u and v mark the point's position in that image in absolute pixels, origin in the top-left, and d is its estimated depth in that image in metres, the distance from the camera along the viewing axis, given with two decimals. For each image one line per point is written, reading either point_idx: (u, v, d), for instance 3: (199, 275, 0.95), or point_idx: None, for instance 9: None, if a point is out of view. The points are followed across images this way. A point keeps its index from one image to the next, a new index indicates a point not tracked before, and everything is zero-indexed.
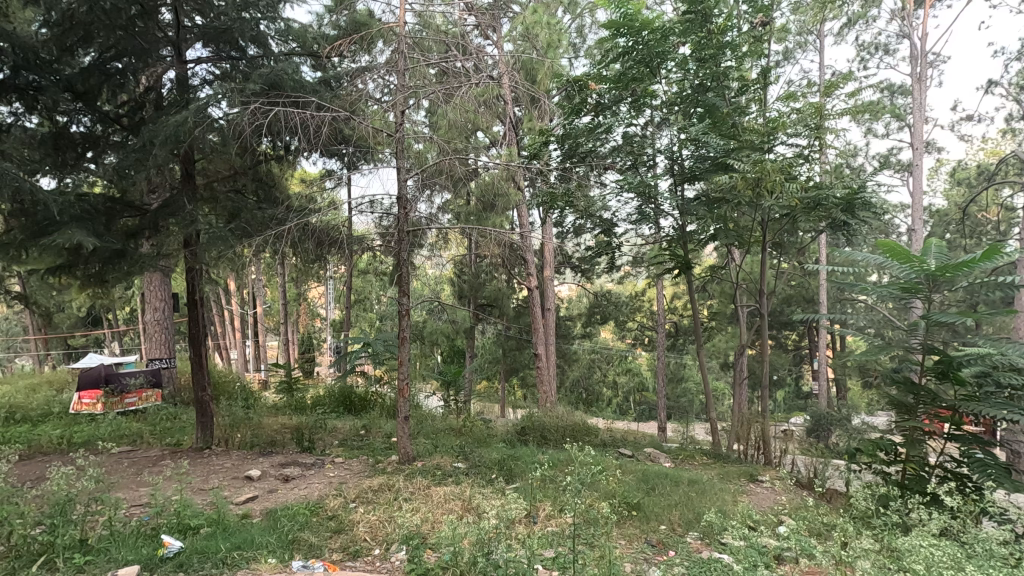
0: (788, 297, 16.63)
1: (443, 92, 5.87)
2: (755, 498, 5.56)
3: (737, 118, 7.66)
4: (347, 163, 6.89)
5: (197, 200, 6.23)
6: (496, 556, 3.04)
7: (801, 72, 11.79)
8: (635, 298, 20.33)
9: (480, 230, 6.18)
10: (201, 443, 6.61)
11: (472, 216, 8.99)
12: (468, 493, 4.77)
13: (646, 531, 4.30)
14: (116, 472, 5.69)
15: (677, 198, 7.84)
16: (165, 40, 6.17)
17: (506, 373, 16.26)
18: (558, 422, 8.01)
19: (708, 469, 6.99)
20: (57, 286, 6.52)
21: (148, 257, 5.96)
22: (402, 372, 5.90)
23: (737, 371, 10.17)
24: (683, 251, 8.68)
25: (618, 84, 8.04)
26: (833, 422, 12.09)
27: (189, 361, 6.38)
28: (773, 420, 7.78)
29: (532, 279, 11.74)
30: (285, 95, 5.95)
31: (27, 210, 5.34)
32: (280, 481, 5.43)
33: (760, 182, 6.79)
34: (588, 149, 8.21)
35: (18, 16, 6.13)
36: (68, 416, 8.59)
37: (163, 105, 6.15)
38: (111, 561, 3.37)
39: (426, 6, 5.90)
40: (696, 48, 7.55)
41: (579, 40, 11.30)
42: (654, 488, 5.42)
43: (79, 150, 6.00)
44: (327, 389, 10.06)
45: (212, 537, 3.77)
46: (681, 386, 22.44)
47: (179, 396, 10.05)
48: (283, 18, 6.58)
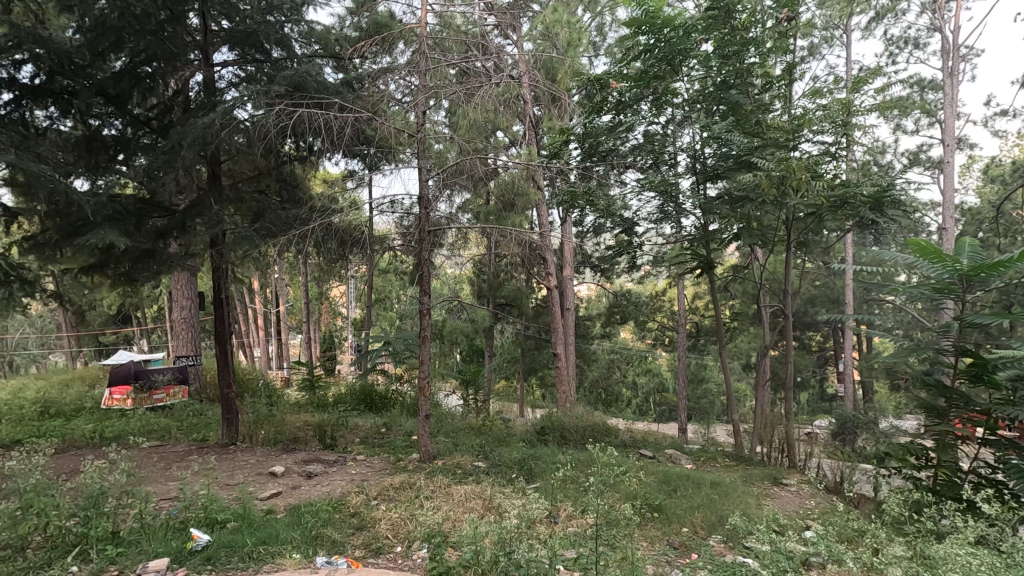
0: (812, 298, 16.35)
1: (464, 92, 5.92)
2: (779, 502, 5.46)
3: (761, 115, 7.54)
4: (370, 163, 6.96)
5: (223, 201, 6.36)
6: (518, 556, 3.04)
7: (826, 68, 11.56)
8: (655, 299, 20.19)
9: (499, 229, 6.19)
10: (226, 440, 6.73)
11: (492, 216, 9.01)
12: (489, 493, 4.76)
13: (667, 533, 4.25)
14: (147, 466, 5.84)
15: (699, 198, 7.79)
16: (193, 44, 6.32)
17: (524, 372, 16.25)
18: (577, 422, 7.99)
19: (730, 471, 6.90)
20: (90, 286, 6.68)
21: (176, 257, 6.10)
22: (423, 371, 5.93)
23: (761, 373, 10.01)
24: (706, 251, 8.61)
25: (639, 82, 7.97)
26: (859, 426, 11.81)
27: (215, 358, 6.51)
28: (797, 422, 7.66)
29: (551, 279, 11.72)
30: (308, 96, 6.05)
31: (62, 210, 5.48)
32: (303, 478, 5.50)
33: (784, 182, 6.68)
34: (609, 148, 8.19)
35: (52, 22, 6.30)
36: (99, 410, 8.83)
37: (190, 107, 6.30)
38: (142, 553, 3.47)
39: (446, 7, 5.93)
40: (719, 45, 7.49)
41: (599, 38, 11.21)
42: (675, 490, 5.36)
43: (111, 152, 6.21)
44: (349, 387, 10.20)
45: (239, 532, 3.83)
46: (701, 387, 22.26)
47: (205, 392, 10.25)
48: (307, 21, 6.69)
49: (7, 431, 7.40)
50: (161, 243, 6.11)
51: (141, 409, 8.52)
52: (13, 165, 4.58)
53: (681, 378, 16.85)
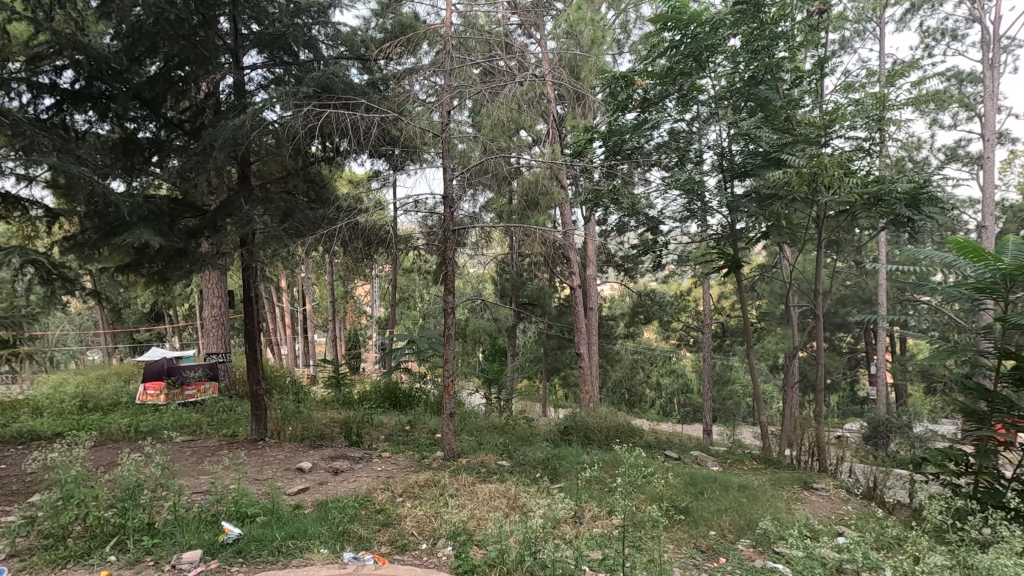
0: (843, 298, 15.96)
1: (488, 91, 5.91)
2: (810, 507, 5.34)
3: (791, 112, 7.36)
4: (395, 164, 7.01)
5: (253, 201, 6.48)
6: (543, 555, 3.02)
7: (859, 62, 11.26)
8: (680, 298, 19.97)
9: (523, 228, 6.17)
10: (255, 435, 6.86)
11: (515, 215, 9.00)
12: (514, 492, 4.76)
13: (694, 536, 4.18)
14: (180, 460, 6.00)
15: (725, 195, 7.69)
16: (224, 47, 6.42)
17: (547, 372, 16.24)
18: (602, 422, 7.93)
19: (758, 474, 6.78)
20: (126, 284, 6.89)
21: (207, 256, 6.24)
22: (447, 369, 5.94)
23: (789, 375, 9.80)
24: (733, 250, 8.47)
25: (664, 80, 7.92)
26: (893, 430, 11.42)
27: (244, 356, 6.64)
28: (827, 425, 7.49)
29: (575, 278, 11.65)
30: (335, 97, 6.14)
31: (100, 210, 5.66)
32: (329, 474, 5.57)
33: (816, 179, 6.50)
34: (634, 146, 8.14)
35: (91, 29, 6.48)
36: (134, 405, 9.11)
37: (221, 110, 6.41)
38: (177, 544, 3.57)
39: (469, 6, 5.95)
40: (747, 40, 7.33)
41: (623, 36, 11.12)
42: (703, 492, 5.29)
43: (145, 155, 6.39)
44: (373, 385, 10.31)
45: (268, 526, 3.89)
46: (727, 388, 21.97)
47: (234, 389, 10.47)
48: (333, 23, 6.74)
49: (48, 424, 7.69)
50: (193, 243, 6.26)
51: (173, 404, 8.75)
52: (56, 168, 4.74)
53: (707, 379, 16.62)
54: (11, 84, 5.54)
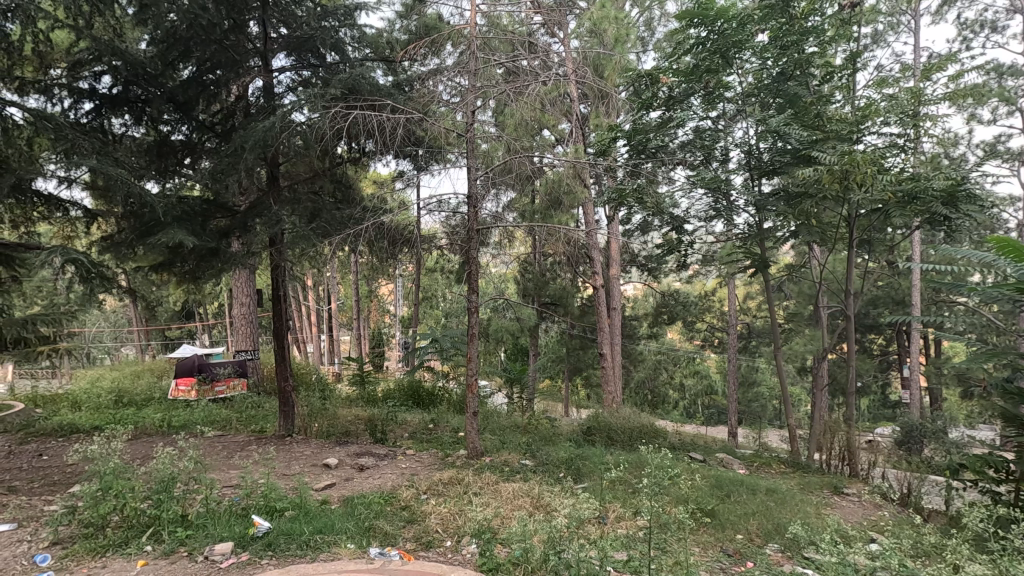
0: (875, 299, 15.53)
1: (512, 91, 5.92)
2: (841, 512, 5.24)
3: (822, 108, 7.20)
4: (419, 164, 7.06)
5: (282, 202, 6.61)
6: (568, 555, 2.99)
7: (892, 57, 10.96)
8: (704, 299, 19.76)
9: (546, 228, 6.15)
10: (283, 431, 6.99)
11: (538, 215, 9.00)
12: (537, 491, 4.77)
13: (721, 540, 4.12)
14: (212, 454, 6.16)
15: (752, 194, 7.60)
16: (254, 51, 6.56)
17: (570, 372, 16.20)
18: (625, 422, 7.88)
19: (786, 478, 6.66)
20: (159, 283, 7.08)
21: (238, 256, 6.38)
22: (471, 368, 5.96)
23: (818, 377, 9.61)
24: (760, 249, 8.34)
25: (690, 78, 7.86)
26: (927, 435, 11.07)
27: (273, 353, 6.77)
28: (858, 428, 7.31)
29: (598, 278, 11.58)
30: (362, 98, 6.21)
31: (136, 211, 5.83)
32: (355, 470, 5.66)
33: (847, 177, 6.33)
34: (658, 145, 8.08)
35: (128, 35, 6.69)
36: (166, 401, 9.37)
37: (251, 112, 6.55)
38: (209, 537, 3.66)
39: (493, 6, 5.97)
40: (775, 36, 7.20)
41: (647, 33, 11.03)
42: (729, 495, 5.22)
43: (179, 157, 6.56)
44: (397, 383, 10.42)
45: (296, 520, 3.95)
46: (752, 390, 21.63)
47: (262, 385, 10.67)
48: (359, 25, 6.82)
49: (86, 417, 7.96)
50: (225, 242, 6.41)
51: (204, 400, 8.97)
52: (95, 170, 4.88)
53: (732, 380, 16.37)
54: (54, 90, 5.82)
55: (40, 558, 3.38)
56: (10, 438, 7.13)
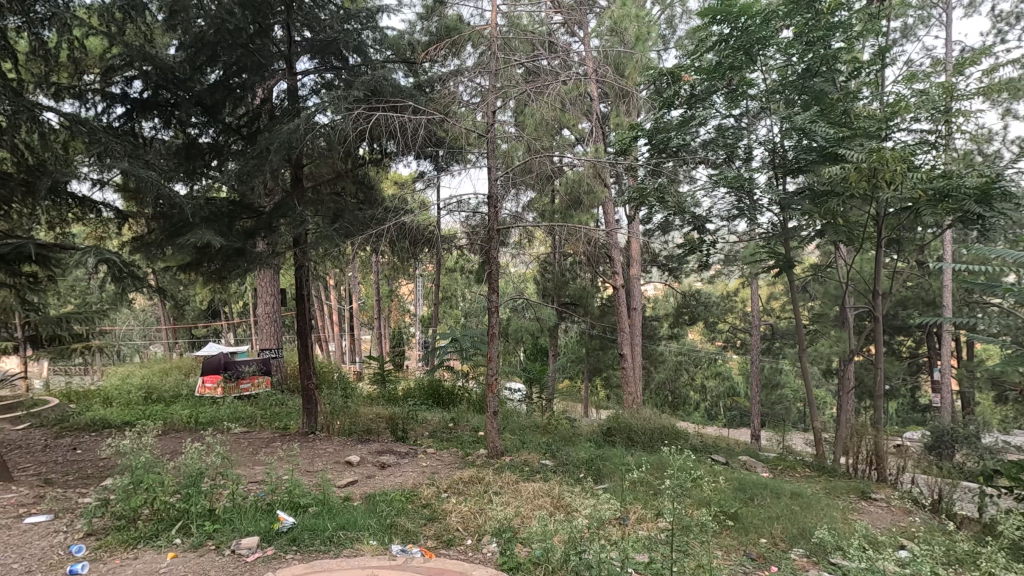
0: (904, 299, 15.14)
1: (533, 90, 5.92)
2: (868, 517, 5.13)
3: (849, 104, 7.06)
4: (440, 165, 7.11)
5: (305, 203, 6.71)
6: (589, 555, 2.98)
7: (922, 51, 10.68)
8: (726, 299, 19.51)
9: (566, 227, 6.13)
10: (306, 429, 7.10)
11: (558, 215, 8.99)
12: (558, 491, 4.77)
13: (744, 543, 4.06)
14: (238, 450, 6.29)
15: (776, 193, 7.50)
16: (278, 54, 6.66)
17: (589, 373, 16.14)
18: (646, 423, 7.82)
19: (810, 482, 6.55)
20: (187, 282, 7.25)
21: (264, 256, 6.51)
22: (491, 368, 5.98)
23: (844, 380, 9.41)
24: (785, 249, 8.22)
25: (713, 75, 7.78)
26: (959, 440, 10.75)
27: (296, 352, 6.87)
28: (887, 432, 7.14)
29: (618, 278, 11.51)
30: (384, 100, 6.27)
31: (165, 212, 5.97)
32: (377, 468, 5.72)
33: (876, 175, 6.17)
34: (679, 144, 8.04)
35: (158, 40, 6.86)
36: (193, 397, 9.59)
37: (276, 115, 6.66)
38: (236, 531, 3.73)
39: (513, 6, 5.99)
40: (801, 31, 7.08)
41: (669, 31, 10.92)
42: (753, 498, 5.14)
43: (206, 159, 6.71)
44: (418, 382, 10.50)
45: (319, 516, 4.01)
46: (776, 392, 21.29)
47: (286, 383, 10.84)
48: (382, 28, 6.90)
49: (118, 413, 8.20)
50: (250, 243, 6.54)
51: (230, 397, 9.15)
52: (126, 172, 5.02)
53: (755, 382, 16.11)
54: (87, 95, 6.01)
55: (76, 548, 3.49)
56: (46, 432, 7.37)
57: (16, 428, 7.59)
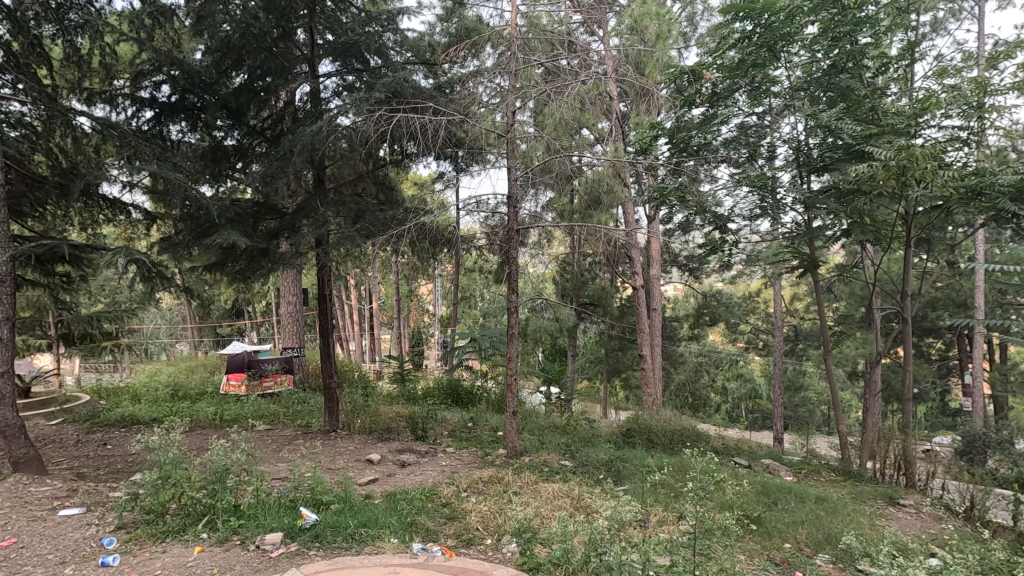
0: (933, 301, 14.74)
1: (552, 90, 5.91)
2: (897, 524, 5.00)
3: (876, 101, 6.90)
4: (459, 165, 7.14)
5: (327, 204, 6.80)
6: (609, 557, 2.97)
7: (953, 46, 10.40)
8: (748, 300, 19.24)
9: (585, 227, 6.10)
10: (328, 426, 7.18)
11: (577, 215, 8.97)
12: (578, 492, 4.75)
13: (768, 548, 3.99)
14: (262, 447, 6.40)
15: (800, 192, 7.38)
16: (301, 57, 6.75)
17: (608, 374, 16.04)
18: (666, 425, 7.74)
19: (836, 487, 6.42)
20: (213, 282, 7.41)
21: (287, 256, 6.61)
22: (510, 368, 5.98)
23: (871, 383, 9.20)
24: (809, 248, 8.07)
25: (735, 73, 7.66)
26: (991, 446, 10.43)
27: (318, 351, 6.96)
28: (916, 436, 6.96)
29: (637, 278, 11.42)
30: (404, 101, 6.32)
31: (192, 213, 6.10)
32: (397, 466, 5.76)
33: (905, 173, 6.01)
34: (701, 143, 7.96)
35: (185, 45, 7.01)
36: (218, 395, 9.78)
37: (299, 117, 6.75)
38: (260, 526, 3.80)
39: (533, 6, 5.99)
40: (826, 27, 6.94)
41: (690, 28, 10.79)
42: (777, 502, 5.06)
43: (231, 161, 6.84)
44: (437, 381, 10.55)
45: (342, 513, 4.05)
46: (799, 395, 20.91)
47: (308, 381, 10.99)
48: (402, 30, 6.95)
49: (146, 409, 8.41)
50: (274, 243, 6.65)
51: (253, 395, 9.32)
52: (155, 175, 5.14)
53: (778, 384, 15.85)
54: (118, 100, 6.18)
55: (107, 541, 3.59)
56: (78, 427, 7.60)
57: (50, 423, 7.83)
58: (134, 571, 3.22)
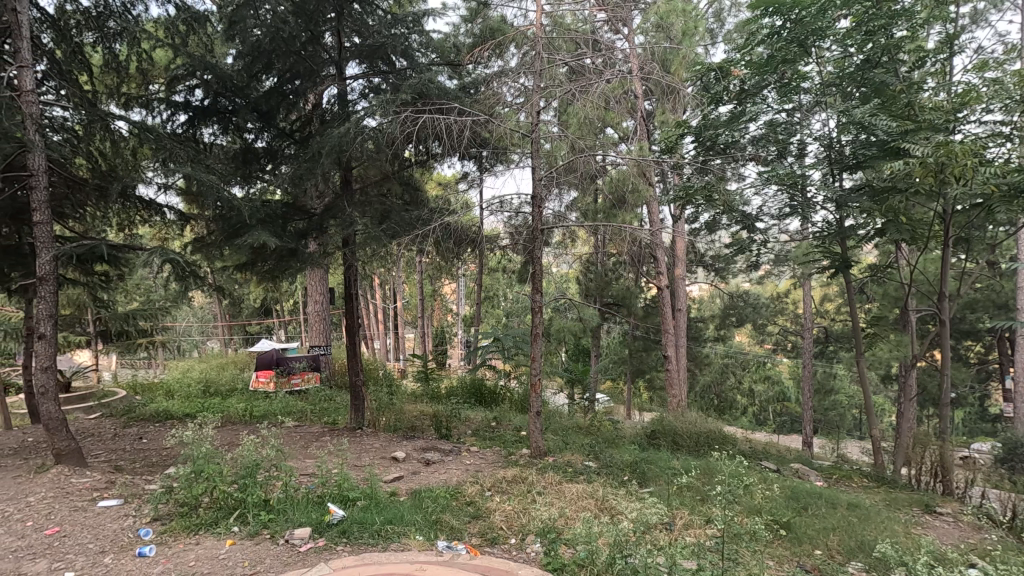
0: (972, 302, 14.22)
1: (577, 89, 5.88)
2: (933, 533, 4.84)
3: (912, 95, 6.70)
4: (484, 166, 7.16)
5: (354, 204, 6.89)
6: (635, 559, 2.95)
7: (994, 37, 10.01)
8: (776, 301, 18.88)
9: (609, 226, 6.04)
10: (354, 424, 7.27)
11: (601, 215, 8.92)
12: (602, 493, 4.73)
13: (798, 554, 3.91)
14: (291, 443, 6.53)
15: (832, 190, 7.21)
16: (329, 60, 6.86)
17: (632, 374, 15.91)
18: (691, 426, 7.64)
19: (868, 493, 6.26)
20: (243, 282, 7.58)
21: (315, 256, 6.72)
22: (535, 368, 5.99)
23: (905, 386, 8.93)
24: (841, 248, 7.88)
25: (764, 69, 7.51)
26: None
27: (345, 349, 7.06)
28: (954, 442, 6.73)
29: (662, 278, 11.30)
30: (430, 102, 6.37)
31: (224, 215, 6.24)
32: (422, 464, 5.83)
33: (944, 170, 5.81)
34: (728, 141, 7.84)
35: (217, 50, 7.18)
36: (248, 391, 10.02)
37: (327, 118, 6.86)
38: (289, 521, 3.87)
39: (557, 6, 5.98)
40: (860, 20, 6.76)
41: (717, 25, 10.62)
42: (806, 508, 4.95)
43: (261, 163, 6.99)
44: (460, 380, 10.61)
45: (368, 510, 4.11)
46: (829, 398, 20.43)
47: (333, 379, 11.16)
48: (427, 31, 7.01)
49: (180, 405, 8.66)
50: (303, 243, 6.77)
51: (281, 392, 9.51)
52: (189, 176, 5.28)
53: (807, 387, 15.52)
54: (154, 104, 6.38)
55: (143, 532, 3.70)
56: (115, 421, 7.86)
57: (90, 417, 8.12)
58: (169, 562, 3.32)
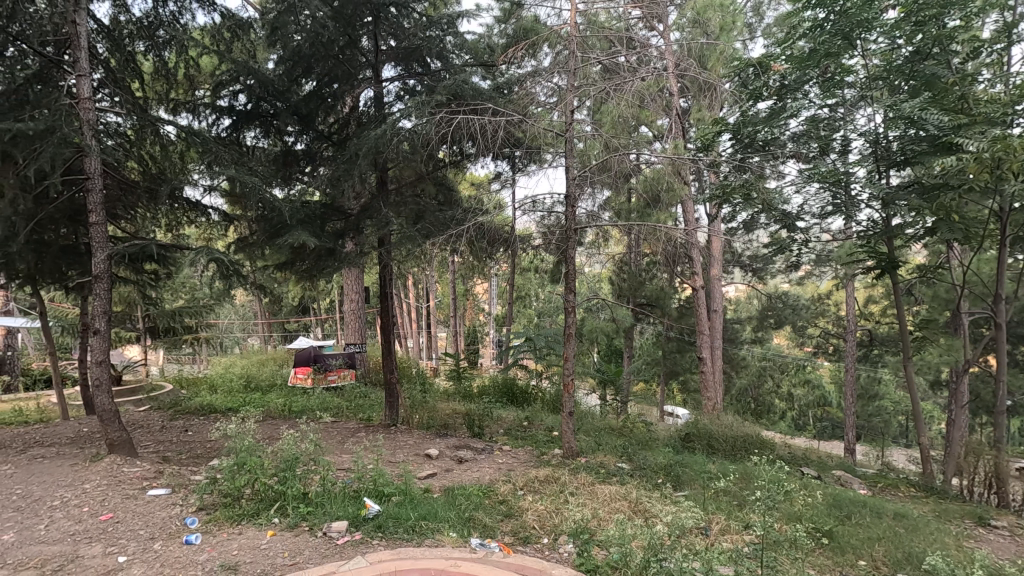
0: None
1: (611, 88, 5.82)
2: (988, 546, 4.61)
3: (966, 88, 6.39)
4: (517, 165, 7.16)
5: (389, 205, 7.00)
6: (670, 563, 2.89)
7: None
8: (817, 302, 18.29)
9: (643, 226, 5.95)
10: (388, 420, 7.39)
11: (635, 214, 8.82)
12: (635, 495, 4.68)
13: (841, 564, 3.78)
14: (328, 438, 6.69)
15: (877, 187, 6.96)
16: (366, 64, 6.99)
17: (666, 376, 15.65)
18: (728, 430, 7.46)
19: (916, 503, 6.00)
20: (283, 280, 7.80)
21: (351, 255, 6.87)
22: (567, 368, 5.95)
23: (956, 393, 8.53)
24: (888, 248, 7.58)
25: (806, 64, 7.29)
26: None
27: (380, 347, 7.17)
28: (1011, 452, 6.39)
29: (697, 278, 11.10)
30: (464, 103, 6.42)
31: (265, 215, 6.44)
32: (455, 462, 5.89)
33: (1001, 165, 5.53)
34: (767, 138, 7.66)
35: (259, 56, 7.41)
36: (287, 386, 10.32)
37: (364, 120, 7.00)
38: (327, 514, 3.95)
39: (592, 4, 5.93)
40: (909, 11, 6.50)
41: (756, 19, 10.36)
42: (850, 516, 4.77)
43: (301, 164, 7.17)
44: (492, 379, 10.65)
45: (403, 506, 4.17)
46: (874, 403, 19.67)
47: (368, 376, 11.36)
48: (462, 32, 7.04)
49: (223, 399, 8.97)
50: (340, 243, 6.92)
51: (318, 388, 9.75)
52: (233, 178, 5.47)
53: (849, 393, 14.97)
54: (201, 109, 6.65)
55: (189, 520, 3.86)
56: (163, 414, 8.19)
57: (140, 410, 8.49)
58: (214, 550, 3.44)
